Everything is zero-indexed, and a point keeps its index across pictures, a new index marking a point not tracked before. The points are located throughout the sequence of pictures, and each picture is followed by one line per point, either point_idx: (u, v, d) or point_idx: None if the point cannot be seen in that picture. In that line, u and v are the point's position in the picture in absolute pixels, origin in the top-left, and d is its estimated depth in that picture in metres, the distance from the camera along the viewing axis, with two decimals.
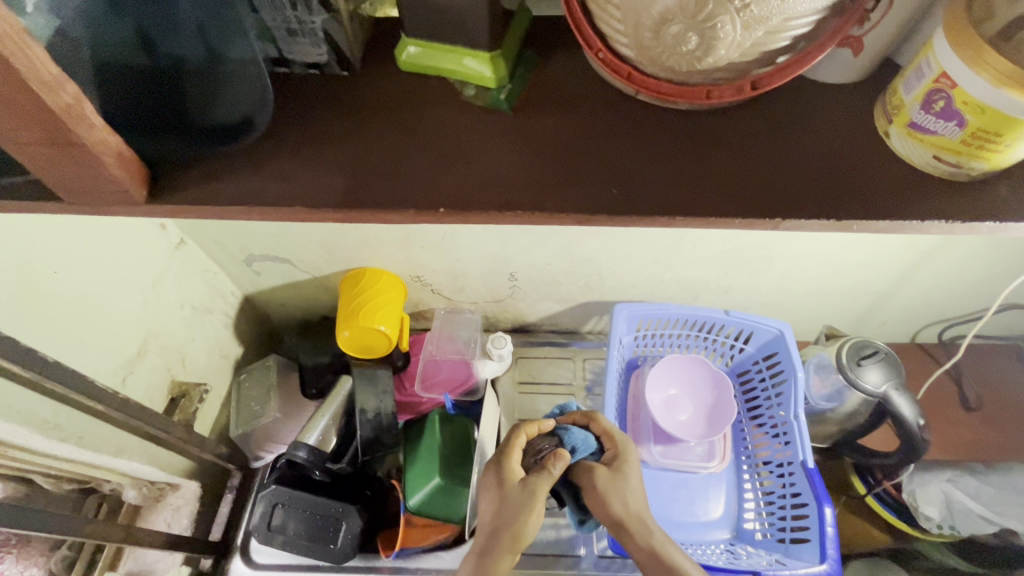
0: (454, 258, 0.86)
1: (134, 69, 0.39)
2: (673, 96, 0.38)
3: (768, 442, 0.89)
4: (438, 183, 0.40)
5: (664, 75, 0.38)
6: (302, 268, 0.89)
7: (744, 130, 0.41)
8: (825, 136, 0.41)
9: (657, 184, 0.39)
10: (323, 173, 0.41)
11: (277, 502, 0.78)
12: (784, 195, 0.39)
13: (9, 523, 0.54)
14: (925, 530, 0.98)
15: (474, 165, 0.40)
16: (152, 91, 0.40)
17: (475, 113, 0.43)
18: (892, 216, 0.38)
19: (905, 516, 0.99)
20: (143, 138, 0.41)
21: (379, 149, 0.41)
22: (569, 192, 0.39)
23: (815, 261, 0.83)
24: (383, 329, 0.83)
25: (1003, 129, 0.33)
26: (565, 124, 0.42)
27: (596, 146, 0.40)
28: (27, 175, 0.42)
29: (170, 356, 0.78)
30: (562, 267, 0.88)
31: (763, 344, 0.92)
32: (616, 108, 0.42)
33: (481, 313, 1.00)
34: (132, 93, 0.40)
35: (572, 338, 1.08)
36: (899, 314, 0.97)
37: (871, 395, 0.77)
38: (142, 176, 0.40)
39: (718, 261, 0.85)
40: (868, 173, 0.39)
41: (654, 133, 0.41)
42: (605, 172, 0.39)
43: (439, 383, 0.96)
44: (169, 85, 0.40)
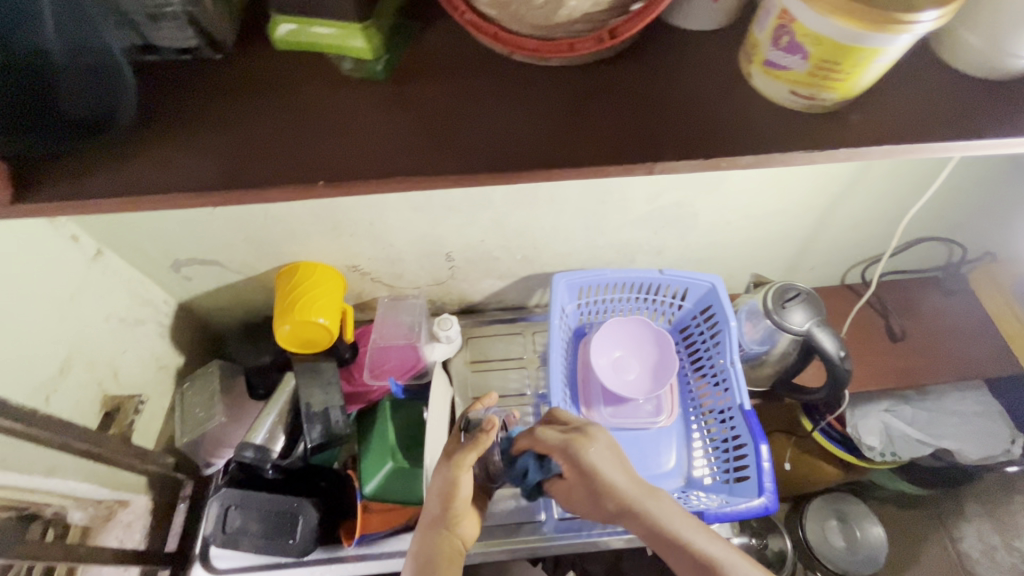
0: (386, 244, 0.86)
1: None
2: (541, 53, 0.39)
3: (710, 391, 0.93)
4: (317, 157, 0.40)
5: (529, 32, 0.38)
6: (234, 269, 0.88)
7: (618, 79, 0.43)
8: (693, 82, 0.43)
9: (531, 139, 0.40)
10: (198, 157, 0.40)
11: (230, 504, 0.78)
12: (654, 139, 0.40)
13: None
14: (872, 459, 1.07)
15: (353, 137, 0.40)
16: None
17: (352, 86, 0.43)
18: (758, 152, 0.40)
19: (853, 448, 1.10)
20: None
21: (256, 130, 0.41)
22: (445, 155, 0.39)
23: (736, 213, 0.86)
24: (322, 322, 0.83)
25: (838, 58, 0.36)
26: (438, 89, 0.42)
27: (471, 109, 0.41)
28: None
29: (100, 370, 0.76)
30: (496, 243, 0.89)
31: (699, 299, 0.95)
32: (489, 69, 0.43)
33: (425, 296, 1.01)
34: None
35: (520, 313, 1.10)
36: (825, 257, 1.01)
37: (795, 334, 0.82)
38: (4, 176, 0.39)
39: (644, 222, 0.87)
40: (738, 115, 0.41)
41: (531, 90, 0.42)
42: (480, 133, 0.40)
43: (392, 368, 0.94)
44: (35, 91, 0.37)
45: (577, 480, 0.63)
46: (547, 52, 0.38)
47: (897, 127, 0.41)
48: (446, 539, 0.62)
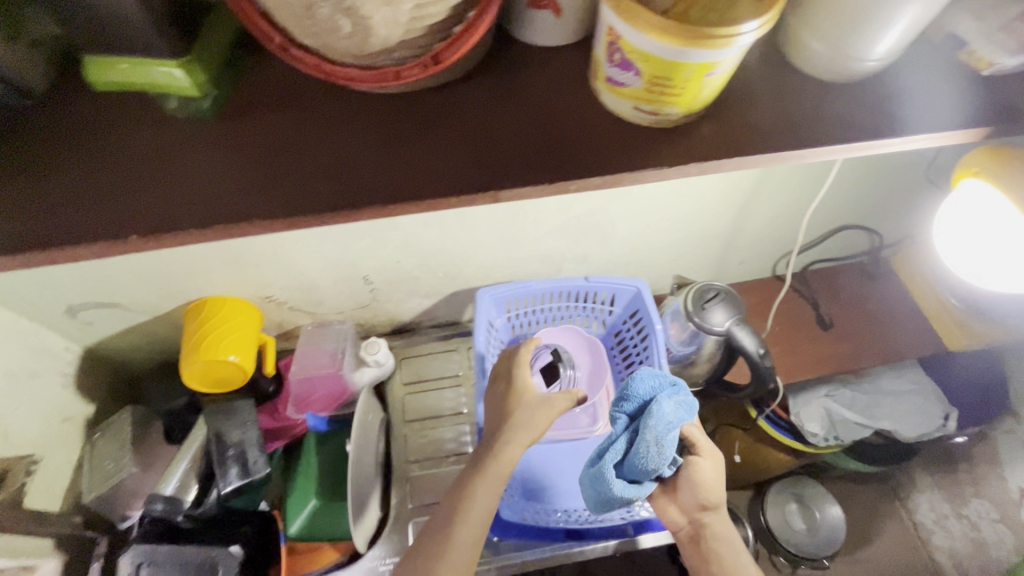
0: (297, 271, 0.83)
1: None
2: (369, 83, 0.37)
3: None
4: (145, 209, 0.38)
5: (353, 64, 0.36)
6: (137, 309, 0.84)
7: (466, 103, 0.41)
8: (544, 101, 0.41)
9: (368, 175, 0.39)
10: (13, 215, 0.37)
11: (141, 562, 0.71)
12: (499, 166, 0.39)
13: None
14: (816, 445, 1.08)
15: (181, 183, 0.39)
16: None
17: (184, 127, 0.40)
18: (603, 173, 0.38)
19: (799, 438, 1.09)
20: None
21: (76, 181, 0.38)
22: (279, 197, 0.38)
23: (653, 216, 0.86)
24: (233, 360, 0.79)
25: (669, 74, 0.35)
26: (274, 126, 0.40)
27: (309, 146, 0.39)
28: None
29: None
30: (414, 262, 0.86)
31: (627, 304, 0.94)
32: (329, 102, 0.41)
33: (352, 320, 0.98)
34: None
35: (454, 328, 1.08)
36: (752, 251, 1.02)
37: (717, 334, 0.81)
38: None
39: (563, 230, 0.85)
40: (584, 134, 0.40)
41: (368, 121, 0.40)
42: (317, 172, 0.39)
43: (318, 399, 0.90)
44: None
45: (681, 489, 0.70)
46: (374, 82, 0.36)
47: (748, 139, 0.40)
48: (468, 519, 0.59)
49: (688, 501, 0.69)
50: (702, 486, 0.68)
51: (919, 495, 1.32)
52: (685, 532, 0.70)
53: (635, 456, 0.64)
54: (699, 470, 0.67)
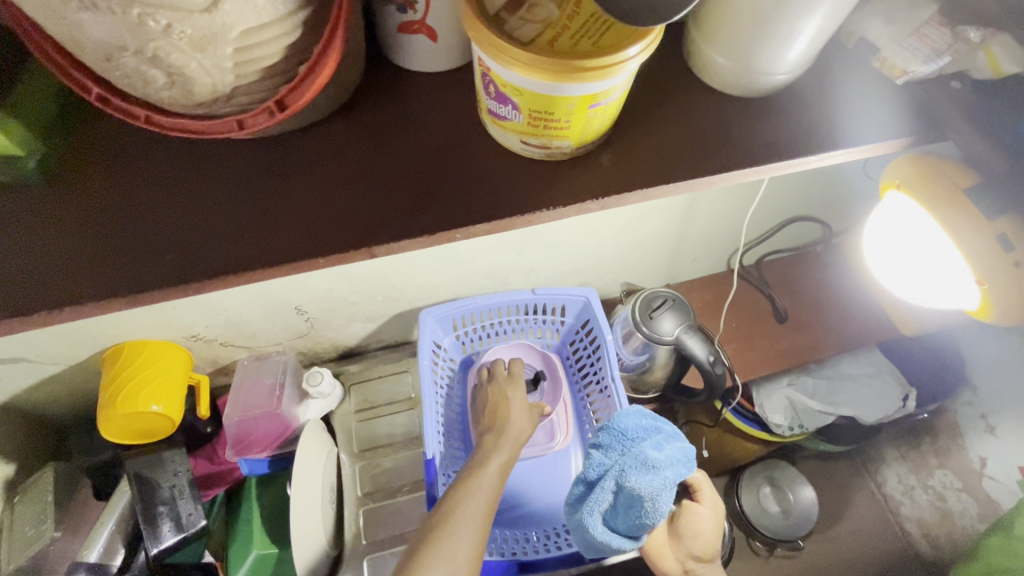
0: (220, 308, 0.77)
1: None
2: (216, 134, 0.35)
3: (601, 408, 0.90)
4: (13, 293, 0.38)
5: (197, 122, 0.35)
6: (47, 360, 0.77)
7: (336, 157, 0.42)
8: (412, 149, 0.41)
9: (246, 235, 0.40)
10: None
11: None
12: (369, 220, 0.39)
13: None
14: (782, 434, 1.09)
15: (59, 255, 0.39)
16: None
17: (46, 203, 0.41)
18: (479, 218, 0.39)
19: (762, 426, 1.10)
20: None
21: None
22: (150, 270, 0.39)
23: (596, 224, 0.82)
24: (157, 409, 0.73)
25: (550, 108, 0.33)
26: (143, 198, 0.41)
27: (178, 216, 0.40)
28: None
29: None
30: (348, 288, 0.81)
31: (577, 314, 0.92)
32: (197, 170, 0.42)
33: (292, 350, 0.93)
34: None
35: (405, 348, 1.03)
36: (703, 249, 0.99)
37: (667, 343, 0.79)
38: None
39: (503, 244, 0.81)
40: (459, 177, 0.41)
41: (247, 180, 0.42)
42: (187, 241, 0.40)
43: (257, 440, 0.84)
44: None
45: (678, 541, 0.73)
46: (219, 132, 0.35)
47: None
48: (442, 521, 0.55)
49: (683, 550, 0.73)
50: (699, 535, 0.72)
51: (885, 469, 1.28)
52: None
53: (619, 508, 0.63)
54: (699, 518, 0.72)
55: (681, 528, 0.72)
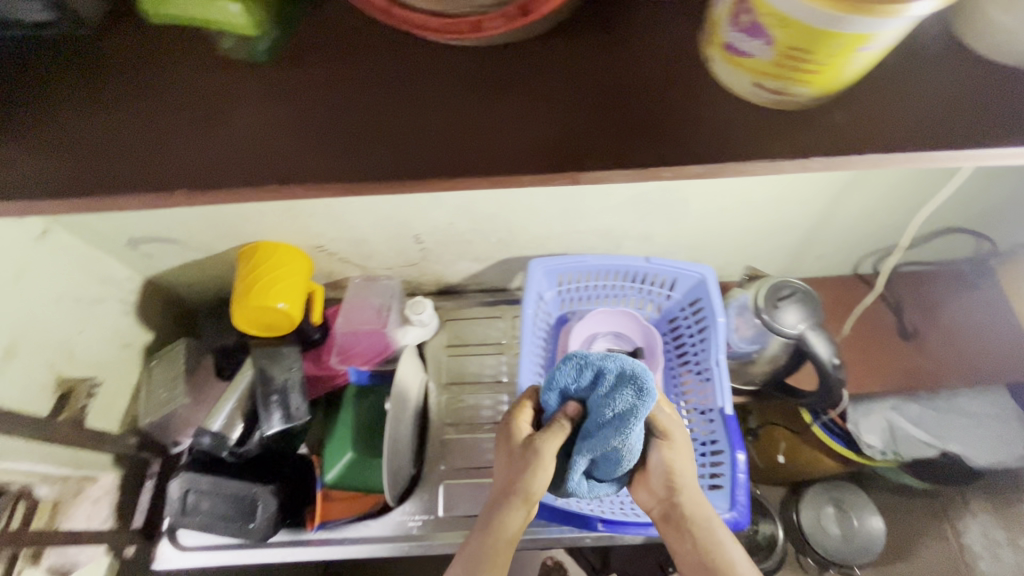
0: (349, 224, 0.80)
1: None
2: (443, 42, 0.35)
3: (695, 389, 0.86)
4: (180, 163, 0.35)
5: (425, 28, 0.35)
6: (193, 247, 0.84)
7: (534, 61, 0.35)
8: (630, 65, 0.35)
9: (429, 136, 0.34)
10: (62, 154, 0.36)
11: (190, 487, 0.77)
12: (571, 139, 0.33)
13: None
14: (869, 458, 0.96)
15: (233, 134, 0.36)
16: None
17: (226, 72, 0.37)
18: (702, 158, 0.33)
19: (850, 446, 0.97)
20: None
21: (121, 128, 0.37)
22: (316, 158, 0.34)
23: (731, 200, 0.78)
24: (281, 307, 0.79)
25: (813, 47, 0.28)
26: (318, 78, 0.36)
27: (351, 102, 0.35)
28: None
29: (52, 352, 0.73)
30: (468, 225, 0.82)
31: (689, 290, 0.88)
32: (378, 52, 0.36)
33: (399, 278, 0.96)
34: None
35: (501, 295, 1.05)
36: (834, 246, 0.92)
37: (787, 337, 0.75)
38: None
39: (629, 206, 0.79)
40: (681, 108, 0.34)
41: (434, 75, 0.35)
42: (361, 132, 0.34)
43: (359, 353, 0.91)
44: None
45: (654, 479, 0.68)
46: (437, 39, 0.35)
47: (888, 132, 0.33)
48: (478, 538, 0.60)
49: (657, 484, 0.68)
50: (677, 464, 0.67)
51: (974, 519, 1.17)
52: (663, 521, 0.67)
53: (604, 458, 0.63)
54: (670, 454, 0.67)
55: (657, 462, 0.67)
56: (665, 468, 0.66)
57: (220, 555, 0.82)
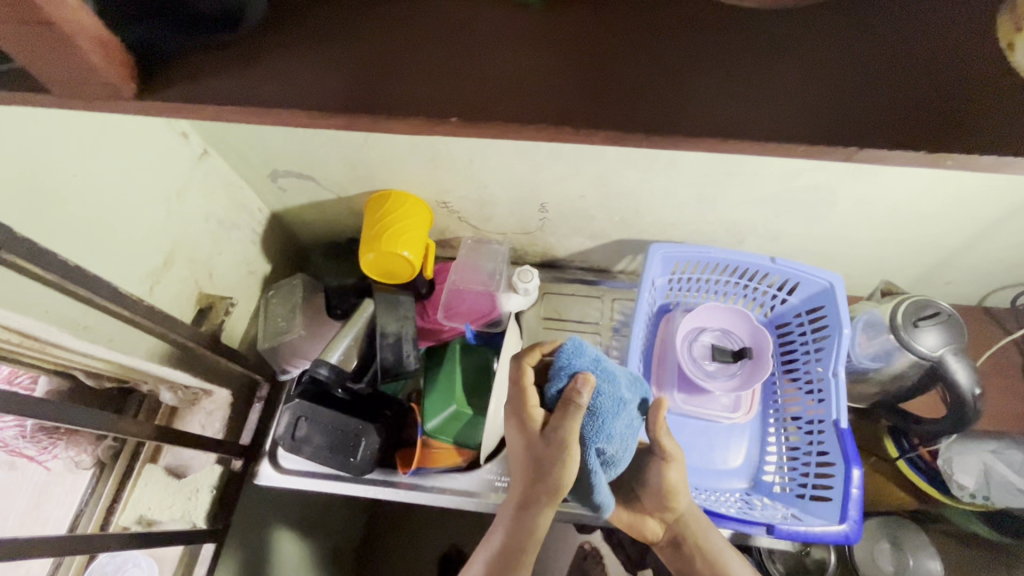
0: (482, 184, 0.81)
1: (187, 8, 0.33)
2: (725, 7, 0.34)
3: (800, 398, 0.85)
4: (438, 91, 0.34)
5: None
6: (327, 187, 0.87)
7: (811, 33, 0.34)
8: (917, 52, 0.33)
9: (700, 93, 0.33)
10: (328, 70, 0.34)
11: (300, 415, 0.81)
12: (860, 116, 0.32)
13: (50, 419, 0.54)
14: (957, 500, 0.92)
15: (499, 70, 0.34)
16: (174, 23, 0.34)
17: (499, 6, 0.36)
18: (1002, 150, 0.30)
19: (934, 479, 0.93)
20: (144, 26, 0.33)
21: (372, 46, 0.35)
22: (604, 104, 0.33)
23: (881, 209, 0.74)
24: (406, 256, 0.82)
25: None
26: (590, 25, 0.35)
27: (634, 54, 0.34)
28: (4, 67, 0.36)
29: (197, 268, 0.77)
30: (597, 200, 0.82)
31: (809, 297, 0.85)
32: (659, 12, 0.35)
33: (509, 244, 0.97)
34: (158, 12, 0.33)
35: (602, 276, 1.04)
36: (967, 275, 0.87)
37: (924, 359, 0.71)
38: (129, 66, 0.33)
39: (770, 201, 0.77)
40: (977, 96, 0.32)
41: (705, 35, 0.34)
42: (633, 83, 0.33)
43: (464, 312, 0.92)
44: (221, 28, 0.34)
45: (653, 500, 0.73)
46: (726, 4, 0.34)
47: None
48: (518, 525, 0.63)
49: (654, 503, 0.73)
50: (675, 487, 0.71)
51: None
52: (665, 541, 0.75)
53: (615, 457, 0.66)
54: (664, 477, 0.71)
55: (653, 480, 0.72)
56: (663, 486, 0.71)
57: (316, 483, 0.85)
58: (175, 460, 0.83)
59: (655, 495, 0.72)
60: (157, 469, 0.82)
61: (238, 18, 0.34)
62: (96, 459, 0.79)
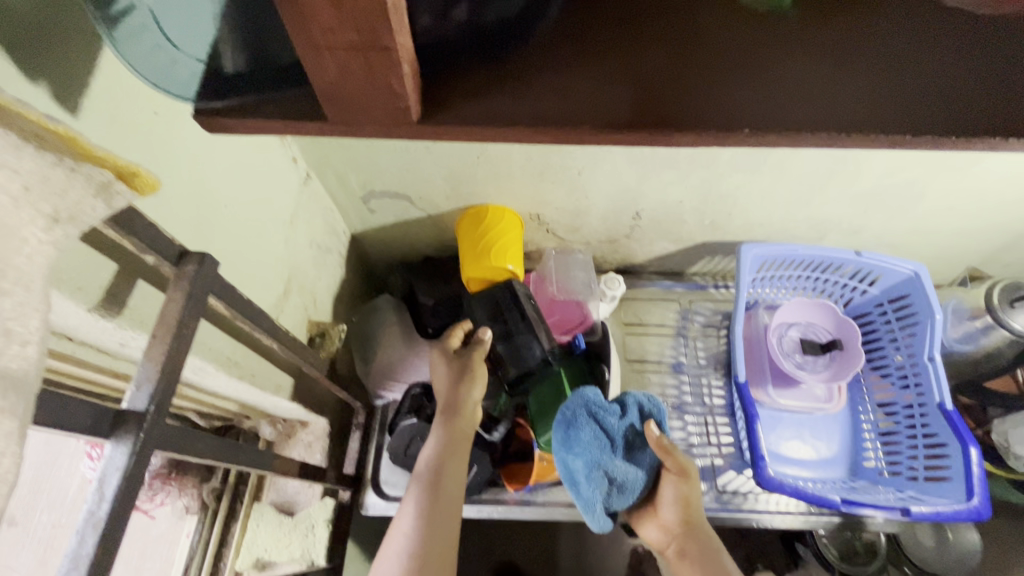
0: (583, 195, 0.82)
1: (477, 27, 0.34)
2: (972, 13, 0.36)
3: (892, 384, 0.89)
4: (721, 102, 0.35)
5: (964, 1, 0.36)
6: (420, 206, 0.85)
7: None
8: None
9: (970, 95, 0.34)
10: (607, 87, 0.35)
11: (416, 435, 0.80)
12: None
13: (240, 461, 0.52)
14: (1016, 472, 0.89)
15: (773, 83, 0.35)
16: (459, 48, 0.34)
17: (754, 21, 0.37)
18: None
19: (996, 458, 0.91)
20: (432, 55, 0.34)
21: (644, 62, 0.35)
22: (882, 109, 0.34)
23: (967, 199, 0.79)
24: (511, 268, 0.82)
25: None
26: (847, 36, 0.36)
27: (896, 63, 0.35)
28: (260, 97, 0.35)
29: (306, 296, 0.75)
30: (693, 205, 0.84)
31: (891, 286, 0.89)
32: (906, 22, 0.37)
33: (591, 253, 0.98)
34: (447, 44, 0.34)
35: (676, 279, 1.06)
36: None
37: (1021, 337, 0.76)
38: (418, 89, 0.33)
39: (863, 197, 0.80)
40: None
41: (959, 42, 0.36)
42: (904, 89, 0.35)
43: (556, 323, 0.91)
44: (500, 49, 0.35)
45: (671, 514, 0.71)
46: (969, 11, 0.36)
47: None
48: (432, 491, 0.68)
49: (668, 519, 0.72)
50: (693, 500, 0.72)
51: None
52: (672, 551, 0.71)
53: (614, 483, 0.71)
54: (681, 488, 0.71)
55: (668, 492, 0.72)
56: (678, 500, 0.71)
57: None
58: (280, 496, 0.80)
59: (671, 505, 0.71)
60: (264, 506, 0.79)
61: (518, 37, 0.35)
62: (200, 502, 0.76)
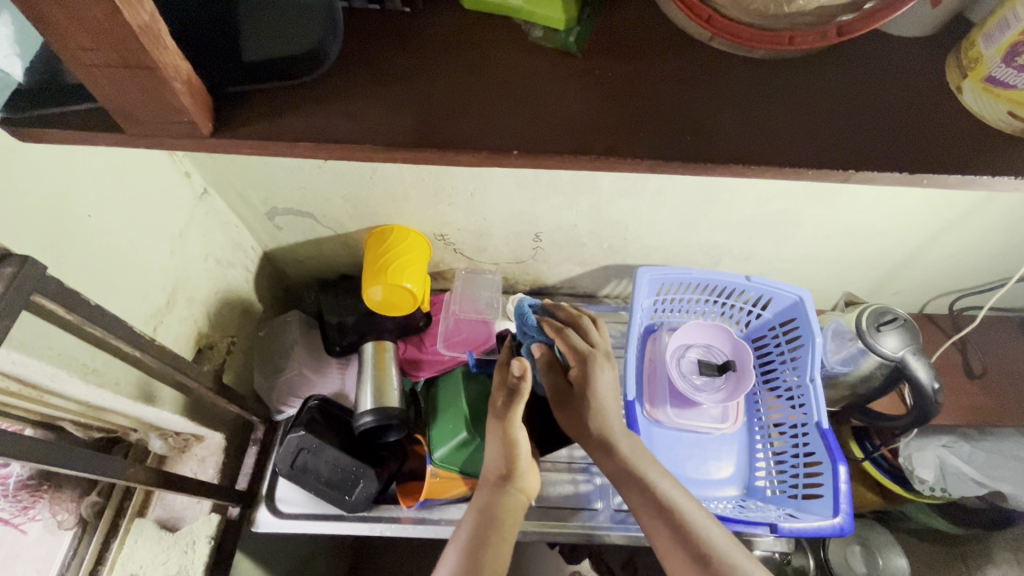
0: (480, 216, 0.85)
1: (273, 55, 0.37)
2: (731, 55, 0.41)
3: (782, 406, 0.92)
4: (499, 126, 0.38)
5: (724, 45, 0.41)
6: (325, 223, 0.88)
7: (807, 84, 0.40)
8: (896, 81, 0.40)
9: (724, 130, 0.38)
10: (396, 110, 0.38)
11: (302, 447, 0.79)
12: (854, 146, 0.38)
13: None
14: (918, 493, 0.95)
15: (549, 109, 0.39)
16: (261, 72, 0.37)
17: (543, 56, 0.41)
18: (961, 170, 0.37)
19: (900, 479, 0.96)
20: (230, 76, 0.37)
21: (433, 88, 0.39)
22: (648, 136, 0.38)
23: (838, 229, 0.85)
24: (410, 287, 0.82)
25: None
26: (622, 71, 0.40)
27: (664, 95, 0.39)
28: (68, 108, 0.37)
29: (196, 308, 0.77)
30: (589, 229, 0.87)
31: (781, 310, 0.93)
32: (679, 63, 0.41)
33: (502, 273, 1.01)
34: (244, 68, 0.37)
35: (590, 301, 1.09)
36: (911, 284, 0.97)
37: (888, 360, 0.80)
38: (208, 107, 0.36)
39: (744, 224, 0.85)
40: (928, 129, 0.39)
41: (718, 79, 0.40)
42: (665, 119, 0.38)
43: (461, 341, 0.94)
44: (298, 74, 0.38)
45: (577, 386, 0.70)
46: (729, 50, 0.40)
47: None
48: (489, 555, 0.60)
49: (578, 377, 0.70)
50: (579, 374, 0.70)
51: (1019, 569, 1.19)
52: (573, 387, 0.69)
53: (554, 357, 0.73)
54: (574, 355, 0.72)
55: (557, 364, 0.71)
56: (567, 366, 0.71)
57: (316, 526, 0.82)
58: (167, 512, 0.79)
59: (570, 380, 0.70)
60: (147, 522, 0.78)
61: (315, 64, 0.38)
62: (78, 517, 0.75)
